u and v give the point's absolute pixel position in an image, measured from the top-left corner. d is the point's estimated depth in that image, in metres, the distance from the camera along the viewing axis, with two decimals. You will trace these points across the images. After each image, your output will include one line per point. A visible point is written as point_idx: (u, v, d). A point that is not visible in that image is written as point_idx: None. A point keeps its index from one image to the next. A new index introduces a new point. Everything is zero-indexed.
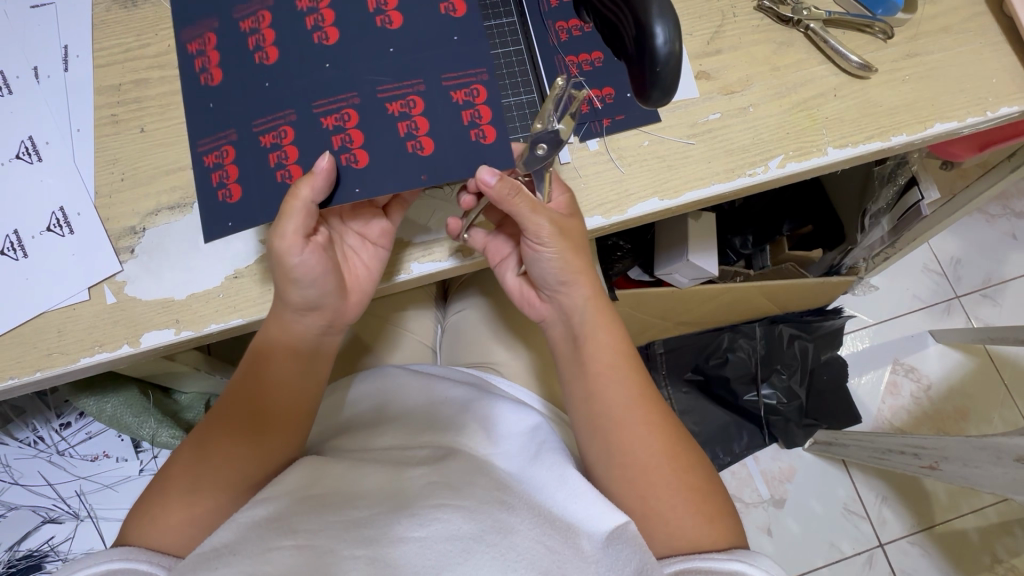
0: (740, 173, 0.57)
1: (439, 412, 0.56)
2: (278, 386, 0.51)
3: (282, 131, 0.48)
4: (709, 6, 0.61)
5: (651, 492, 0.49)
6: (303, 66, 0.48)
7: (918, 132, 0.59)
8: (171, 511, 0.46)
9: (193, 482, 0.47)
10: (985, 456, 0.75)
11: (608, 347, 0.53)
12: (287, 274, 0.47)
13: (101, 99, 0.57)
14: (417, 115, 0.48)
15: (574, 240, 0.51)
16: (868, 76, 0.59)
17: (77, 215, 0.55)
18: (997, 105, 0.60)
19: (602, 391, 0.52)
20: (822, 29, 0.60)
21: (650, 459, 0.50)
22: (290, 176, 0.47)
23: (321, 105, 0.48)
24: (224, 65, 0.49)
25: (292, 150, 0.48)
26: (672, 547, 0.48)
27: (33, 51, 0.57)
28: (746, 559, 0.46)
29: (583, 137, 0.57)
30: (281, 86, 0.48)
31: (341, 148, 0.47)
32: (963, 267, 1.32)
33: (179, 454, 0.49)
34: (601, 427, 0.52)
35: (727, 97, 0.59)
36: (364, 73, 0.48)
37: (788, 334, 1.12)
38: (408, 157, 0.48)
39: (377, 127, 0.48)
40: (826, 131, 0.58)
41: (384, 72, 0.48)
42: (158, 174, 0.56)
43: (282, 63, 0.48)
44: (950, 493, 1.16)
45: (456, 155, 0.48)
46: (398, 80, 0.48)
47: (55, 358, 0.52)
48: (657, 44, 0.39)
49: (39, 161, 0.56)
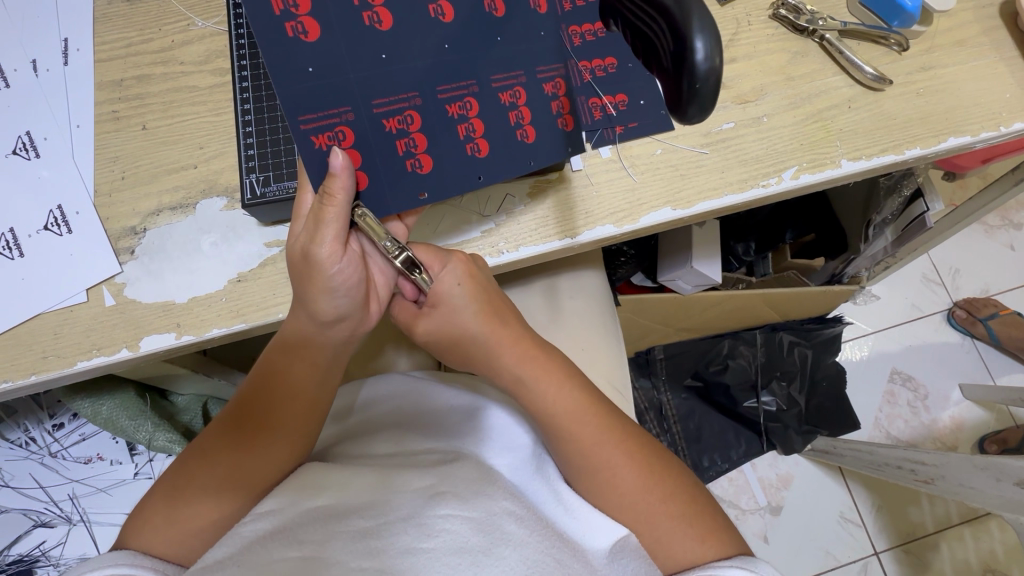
0: (753, 184, 0.56)
1: (434, 421, 0.55)
2: (293, 391, 0.50)
3: (406, 117, 0.46)
4: (723, 14, 0.61)
5: (642, 500, 0.49)
6: (421, 41, 0.46)
7: (932, 145, 0.58)
8: (164, 527, 0.44)
9: (196, 489, 0.46)
10: (986, 477, 0.74)
11: (553, 394, 0.50)
12: (322, 284, 0.45)
13: (102, 94, 0.56)
14: (523, 106, 0.49)
15: (493, 299, 0.51)
16: (882, 88, 0.59)
17: (76, 214, 0.53)
18: (1010, 120, 0.59)
19: (569, 407, 0.50)
20: (837, 39, 0.59)
21: (639, 468, 0.50)
22: (419, 166, 0.48)
23: (444, 90, 0.47)
24: (319, 19, 0.43)
25: (419, 138, 0.47)
26: (670, 547, 0.47)
27: (35, 46, 0.57)
28: (746, 565, 0.44)
29: (595, 144, 0.56)
30: (400, 63, 0.45)
31: (464, 136, 0.48)
32: (962, 277, 1.33)
33: (190, 465, 0.47)
34: (575, 440, 0.50)
35: (741, 106, 0.58)
36: (479, 57, 0.47)
37: (787, 342, 1.12)
38: (516, 146, 0.49)
39: (495, 117, 0.48)
40: (839, 142, 0.58)
41: (495, 57, 0.48)
42: (159, 174, 0.54)
43: (398, 35, 0.45)
44: (938, 527, 1.15)
45: (555, 142, 0.50)
46: (507, 68, 0.48)
47: (50, 362, 0.50)
48: (697, 59, 0.38)
49: (37, 156, 0.55)
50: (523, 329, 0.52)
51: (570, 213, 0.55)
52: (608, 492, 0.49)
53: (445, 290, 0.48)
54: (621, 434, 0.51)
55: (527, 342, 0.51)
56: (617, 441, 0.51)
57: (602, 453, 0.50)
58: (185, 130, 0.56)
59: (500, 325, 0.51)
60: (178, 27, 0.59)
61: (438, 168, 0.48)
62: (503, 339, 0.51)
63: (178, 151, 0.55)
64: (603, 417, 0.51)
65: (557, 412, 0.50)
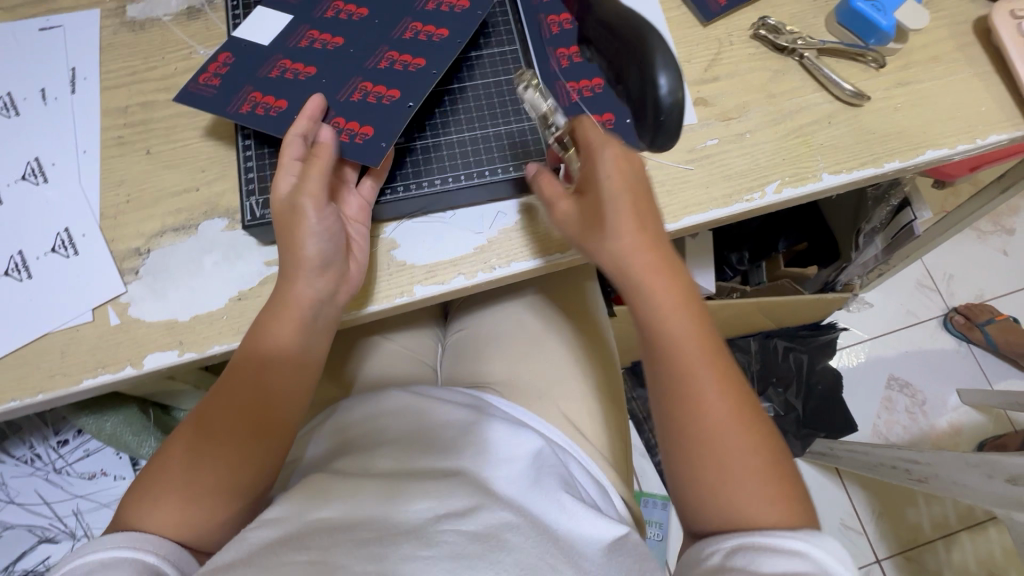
0: (738, 198, 0.58)
1: (436, 435, 0.56)
2: (285, 369, 0.49)
3: (333, 118, 0.54)
4: (706, 35, 0.63)
5: (727, 439, 0.44)
6: (283, 75, 0.55)
7: (911, 158, 0.60)
8: (162, 511, 0.44)
9: (202, 478, 0.46)
10: (978, 474, 0.75)
11: (673, 307, 0.46)
12: (307, 225, 0.48)
13: (108, 121, 0.58)
14: (400, 53, 0.56)
15: (637, 195, 0.47)
16: (861, 104, 0.61)
17: (82, 236, 0.55)
18: (987, 133, 0.61)
19: (680, 333, 0.46)
20: (816, 57, 0.61)
21: (732, 411, 0.45)
22: (362, 134, 0.53)
23: (342, 91, 0.54)
24: (223, 88, 0.55)
25: (353, 123, 0.53)
26: (738, 500, 0.42)
27: (44, 76, 0.60)
28: (805, 540, 0.40)
29: None
30: (300, 91, 0.54)
31: (379, 100, 0.54)
32: (955, 283, 1.34)
33: (186, 451, 0.46)
34: (680, 362, 0.45)
35: (724, 123, 0.60)
36: (314, 72, 0.55)
37: (782, 347, 1.14)
38: (416, 76, 0.55)
39: (391, 74, 0.55)
40: (820, 156, 0.59)
41: (326, 66, 0.55)
42: (163, 197, 0.56)
43: (269, 80, 0.55)
44: (939, 534, 1.15)
45: (443, 54, 0.56)
46: (341, 71, 0.55)
47: (57, 380, 0.51)
48: (663, 90, 0.42)
49: (45, 181, 0.57)
50: (658, 234, 0.48)
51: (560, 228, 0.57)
52: (698, 426, 0.44)
53: (597, 172, 0.47)
54: (723, 370, 0.46)
55: (661, 249, 0.47)
56: (717, 369, 0.45)
57: (697, 382, 0.45)
58: (187, 154, 0.58)
59: (635, 227, 0.47)
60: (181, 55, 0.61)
61: (381, 122, 0.53)
62: (636, 241, 0.47)
63: (181, 174, 0.57)
64: (713, 349, 0.46)
65: (670, 329, 0.46)
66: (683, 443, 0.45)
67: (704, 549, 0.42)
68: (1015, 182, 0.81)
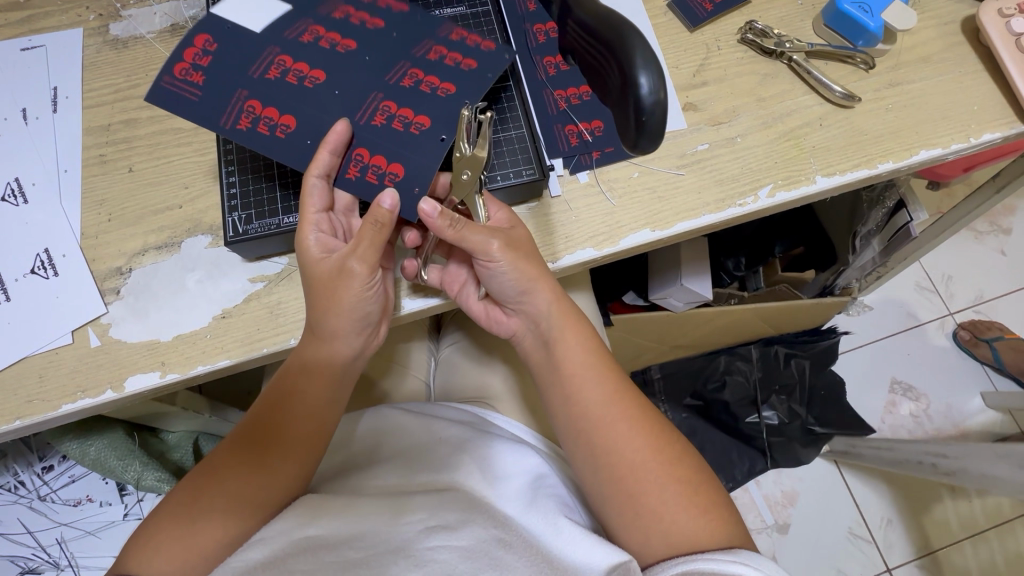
0: (731, 203, 0.57)
1: (431, 452, 0.54)
2: (307, 414, 0.50)
3: (358, 155, 0.50)
4: (693, 41, 0.63)
5: (647, 466, 0.48)
6: (293, 98, 0.50)
7: (905, 159, 0.59)
8: (163, 555, 0.43)
9: (214, 518, 0.45)
10: (1008, 464, 0.73)
11: (578, 351, 0.52)
12: (355, 290, 0.48)
13: (90, 139, 0.58)
14: (426, 75, 0.52)
15: (525, 249, 0.51)
16: (852, 105, 0.60)
17: (62, 257, 0.54)
18: (980, 131, 0.60)
19: (576, 366, 0.51)
20: (804, 60, 0.61)
21: (645, 440, 0.49)
22: (394, 174, 0.50)
23: (363, 118, 0.50)
24: (225, 110, 0.49)
25: (379, 160, 0.50)
26: (668, 519, 0.46)
27: (26, 95, 0.59)
28: (746, 561, 0.41)
29: (572, 169, 0.57)
30: (315, 118, 0.50)
31: (406, 126, 0.51)
32: (955, 284, 1.33)
33: (199, 489, 0.46)
34: (583, 406, 0.50)
35: (714, 128, 0.59)
36: (328, 96, 0.50)
37: (782, 354, 1.12)
38: (441, 100, 0.51)
39: (416, 100, 0.51)
40: (813, 159, 0.58)
41: (343, 88, 0.51)
42: (146, 215, 0.55)
43: (275, 102, 0.50)
44: (951, 540, 1.12)
45: (469, 74, 0.52)
46: (361, 94, 0.51)
47: (34, 406, 0.50)
48: (642, 92, 0.40)
49: (25, 202, 0.56)
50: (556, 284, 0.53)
51: (550, 238, 0.55)
52: (619, 456, 0.48)
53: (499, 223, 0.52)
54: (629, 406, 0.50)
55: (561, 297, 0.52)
56: (623, 405, 0.50)
57: (610, 418, 0.49)
58: (170, 172, 0.57)
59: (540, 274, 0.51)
60: None
61: (408, 160, 0.50)
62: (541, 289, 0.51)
63: (164, 192, 0.56)
64: (617, 382, 0.51)
65: (573, 372, 0.51)
66: (614, 480, 0.48)
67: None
68: (1011, 181, 0.80)
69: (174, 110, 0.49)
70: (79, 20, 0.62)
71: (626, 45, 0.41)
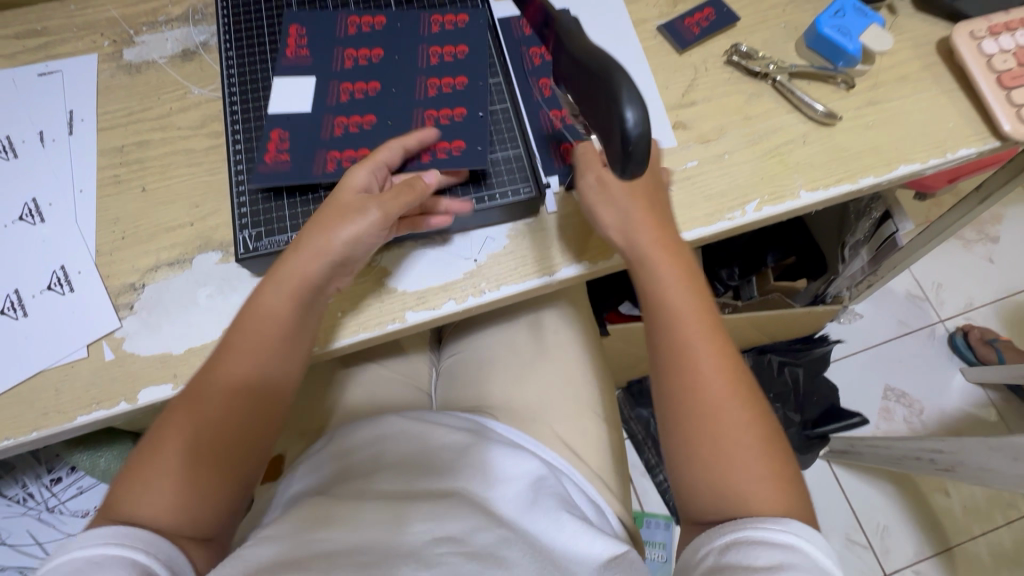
0: (720, 217, 0.59)
1: (434, 459, 0.56)
2: (271, 341, 0.50)
3: (435, 150, 0.56)
4: (682, 62, 0.66)
5: (729, 407, 0.48)
6: (365, 137, 0.56)
7: (885, 174, 0.62)
8: (154, 497, 0.45)
9: (198, 470, 0.46)
10: (1003, 458, 0.74)
11: (678, 282, 0.52)
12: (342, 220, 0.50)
13: (105, 160, 0.60)
14: (441, 73, 0.59)
15: (647, 198, 0.54)
16: (833, 123, 0.63)
17: (78, 273, 0.56)
18: (956, 147, 0.63)
19: (682, 304, 0.52)
20: (788, 81, 0.64)
21: (731, 390, 0.49)
22: (459, 150, 0.56)
23: (420, 124, 0.57)
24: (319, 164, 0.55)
25: (450, 145, 0.56)
26: (736, 477, 0.46)
27: (42, 118, 0.62)
28: (790, 533, 0.42)
29: (568, 186, 0.60)
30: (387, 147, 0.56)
31: (453, 118, 0.57)
32: (944, 291, 1.36)
33: (168, 447, 0.46)
34: (679, 336, 0.50)
35: (702, 145, 0.62)
36: (389, 126, 0.57)
37: (776, 362, 1.15)
38: (466, 89, 0.59)
39: (450, 94, 0.58)
40: (797, 175, 0.61)
41: (394, 114, 0.57)
42: (158, 232, 0.57)
43: (352, 142, 0.56)
44: (948, 545, 1.13)
45: (470, 63, 0.60)
46: (412, 111, 0.58)
47: (51, 417, 0.51)
48: (626, 125, 0.39)
49: (42, 221, 0.58)
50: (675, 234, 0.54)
51: (547, 253, 0.58)
52: (696, 404, 0.49)
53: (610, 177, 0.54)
54: (720, 348, 0.50)
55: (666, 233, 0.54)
56: (716, 349, 0.50)
57: (703, 360, 0.49)
58: (182, 191, 0.59)
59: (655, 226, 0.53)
60: (176, 95, 0.63)
61: (471, 132, 0.57)
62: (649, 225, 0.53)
63: (176, 211, 0.58)
64: (713, 329, 0.51)
65: (671, 301, 0.52)
66: (701, 424, 0.48)
67: (700, 548, 0.45)
68: (992, 192, 0.83)
69: (280, 184, 0.55)
70: (94, 46, 0.65)
71: (617, 83, 0.40)
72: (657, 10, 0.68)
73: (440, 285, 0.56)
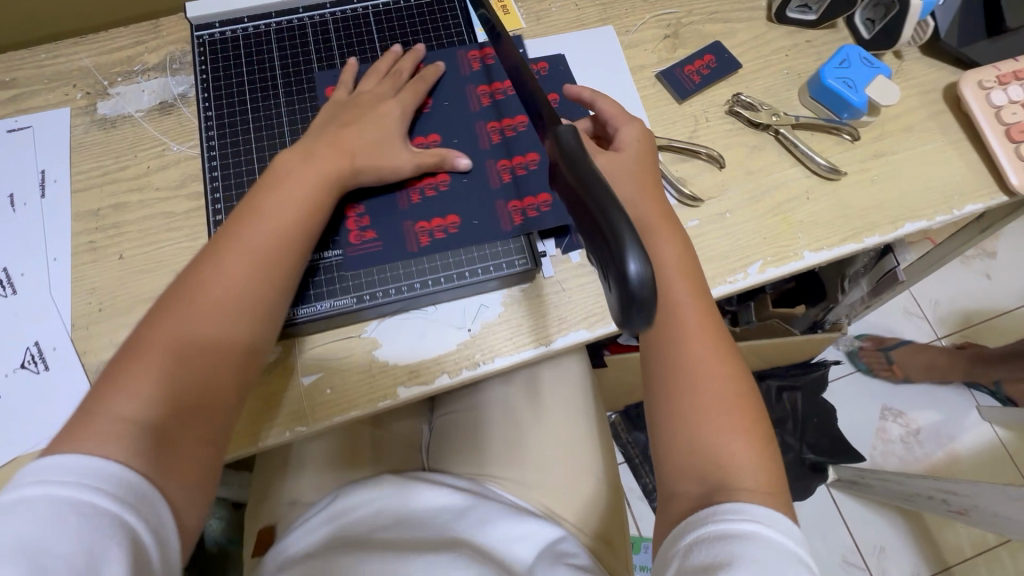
0: (722, 280, 0.57)
1: (431, 520, 0.55)
2: (259, 254, 0.48)
3: (518, 208, 0.57)
4: (682, 112, 0.64)
5: (711, 382, 0.46)
6: (445, 204, 0.57)
7: (890, 233, 0.60)
8: (122, 413, 0.41)
9: (170, 378, 0.43)
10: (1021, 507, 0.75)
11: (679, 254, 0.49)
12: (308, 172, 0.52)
13: (79, 225, 0.57)
14: (496, 122, 0.61)
15: (649, 169, 0.51)
16: (837, 178, 0.61)
17: (53, 350, 0.53)
18: (963, 203, 0.61)
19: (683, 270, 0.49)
20: (791, 134, 0.62)
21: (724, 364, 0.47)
22: (544, 201, 0.57)
23: (495, 181, 0.58)
24: (402, 241, 0.56)
25: (533, 199, 0.58)
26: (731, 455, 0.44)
27: (13, 179, 0.59)
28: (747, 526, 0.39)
29: (565, 249, 0.58)
30: (471, 211, 0.57)
31: (524, 167, 0.59)
32: (942, 309, 1.35)
33: (145, 365, 0.43)
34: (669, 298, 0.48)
35: (704, 203, 0.60)
36: (462, 193, 0.58)
37: (775, 389, 1.16)
38: (527, 132, 0.61)
39: (515, 142, 0.60)
40: (801, 234, 0.59)
41: (470, 174, 0.58)
42: (138, 304, 0.55)
43: (432, 210, 0.57)
44: (938, 568, 1.13)
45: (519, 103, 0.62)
46: (485, 170, 0.59)
47: None
48: (626, 272, 0.28)
49: (14, 293, 0.55)
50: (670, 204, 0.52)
51: (544, 320, 0.56)
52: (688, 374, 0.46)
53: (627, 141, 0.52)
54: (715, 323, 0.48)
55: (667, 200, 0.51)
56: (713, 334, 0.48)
57: (691, 327, 0.47)
58: (162, 258, 0.57)
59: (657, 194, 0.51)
60: (155, 153, 0.60)
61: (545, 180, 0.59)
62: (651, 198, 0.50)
63: (155, 280, 0.56)
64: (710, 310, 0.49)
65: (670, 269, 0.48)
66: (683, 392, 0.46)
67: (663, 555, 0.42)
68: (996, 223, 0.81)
69: (376, 266, 0.55)
70: (66, 99, 0.62)
71: (615, 228, 0.28)
72: (656, 56, 0.66)
73: (433, 358, 0.54)
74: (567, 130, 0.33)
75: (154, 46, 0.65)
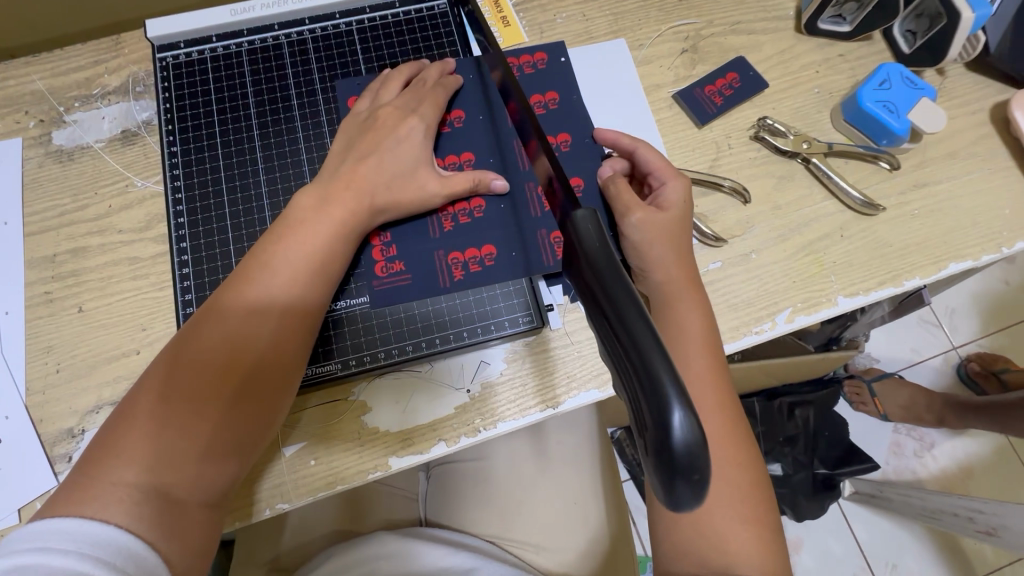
0: (747, 330, 0.52)
1: None
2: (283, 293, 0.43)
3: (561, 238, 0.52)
4: (703, 138, 0.57)
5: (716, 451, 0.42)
6: (477, 233, 0.52)
7: (932, 274, 0.54)
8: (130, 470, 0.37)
9: (180, 433, 0.38)
10: None
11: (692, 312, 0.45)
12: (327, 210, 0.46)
13: (34, 274, 0.51)
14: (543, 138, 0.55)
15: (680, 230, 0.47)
16: (875, 213, 0.55)
17: (5, 419, 0.48)
18: (1013, 239, 0.55)
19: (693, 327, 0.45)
20: (823, 163, 0.56)
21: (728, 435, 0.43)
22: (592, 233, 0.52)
23: (538, 207, 0.53)
24: (429, 274, 0.51)
25: None
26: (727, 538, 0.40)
27: None
28: None
29: (573, 296, 0.52)
30: (508, 242, 0.52)
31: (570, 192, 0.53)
32: (958, 317, 1.29)
33: (157, 415, 0.39)
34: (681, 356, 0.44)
35: (727, 242, 0.54)
36: (498, 219, 0.52)
37: (787, 406, 1.07)
38: (575, 150, 0.55)
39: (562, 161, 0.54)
40: (834, 277, 0.54)
41: (507, 199, 0.53)
42: (99, 364, 0.49)
43: (462, 240, 0.52)
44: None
45: (569, 117, 0.56)
46: (524, 194, 0.53)
47: None
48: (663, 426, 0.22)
49: None
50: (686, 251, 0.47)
51: (550, 378, 0.50)
52: None
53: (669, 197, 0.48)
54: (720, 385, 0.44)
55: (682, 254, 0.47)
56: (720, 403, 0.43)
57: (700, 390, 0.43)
58: (126, 311, 0.51)
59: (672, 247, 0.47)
60: (117, 189, 0.54)
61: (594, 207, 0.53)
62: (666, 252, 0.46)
63: (118, 336, 0.50)
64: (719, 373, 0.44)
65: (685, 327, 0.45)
66: None
67: None
68: None
69: (406, 304, 0.50)
70: (18, 128, 0.56)
71: (652, 370, 0.23)
72: (673, 73, 0.59)
73: (428, 422, 0.49)
74: (587, 223, 0.28)
75: (115, 66, 0.58)
